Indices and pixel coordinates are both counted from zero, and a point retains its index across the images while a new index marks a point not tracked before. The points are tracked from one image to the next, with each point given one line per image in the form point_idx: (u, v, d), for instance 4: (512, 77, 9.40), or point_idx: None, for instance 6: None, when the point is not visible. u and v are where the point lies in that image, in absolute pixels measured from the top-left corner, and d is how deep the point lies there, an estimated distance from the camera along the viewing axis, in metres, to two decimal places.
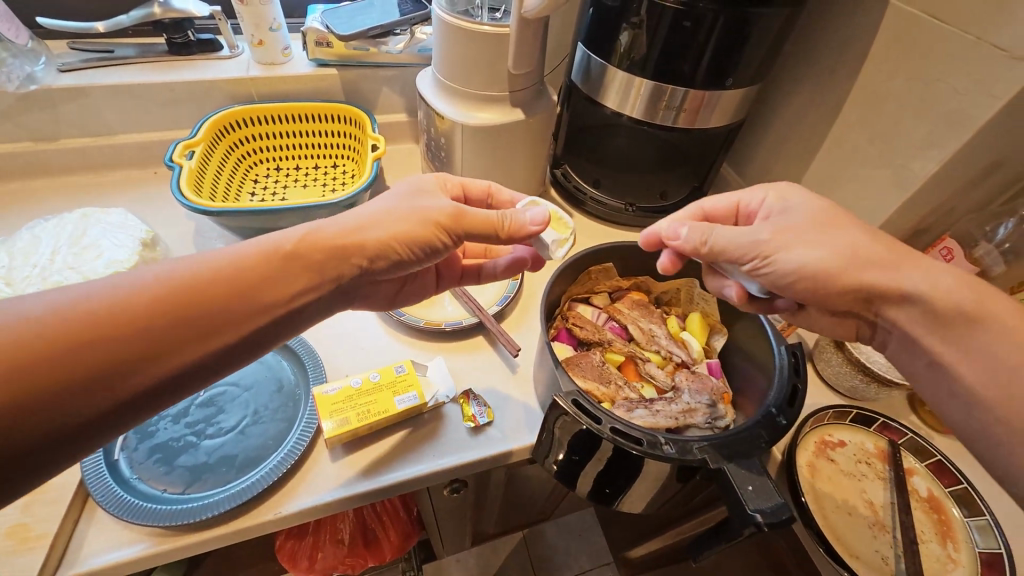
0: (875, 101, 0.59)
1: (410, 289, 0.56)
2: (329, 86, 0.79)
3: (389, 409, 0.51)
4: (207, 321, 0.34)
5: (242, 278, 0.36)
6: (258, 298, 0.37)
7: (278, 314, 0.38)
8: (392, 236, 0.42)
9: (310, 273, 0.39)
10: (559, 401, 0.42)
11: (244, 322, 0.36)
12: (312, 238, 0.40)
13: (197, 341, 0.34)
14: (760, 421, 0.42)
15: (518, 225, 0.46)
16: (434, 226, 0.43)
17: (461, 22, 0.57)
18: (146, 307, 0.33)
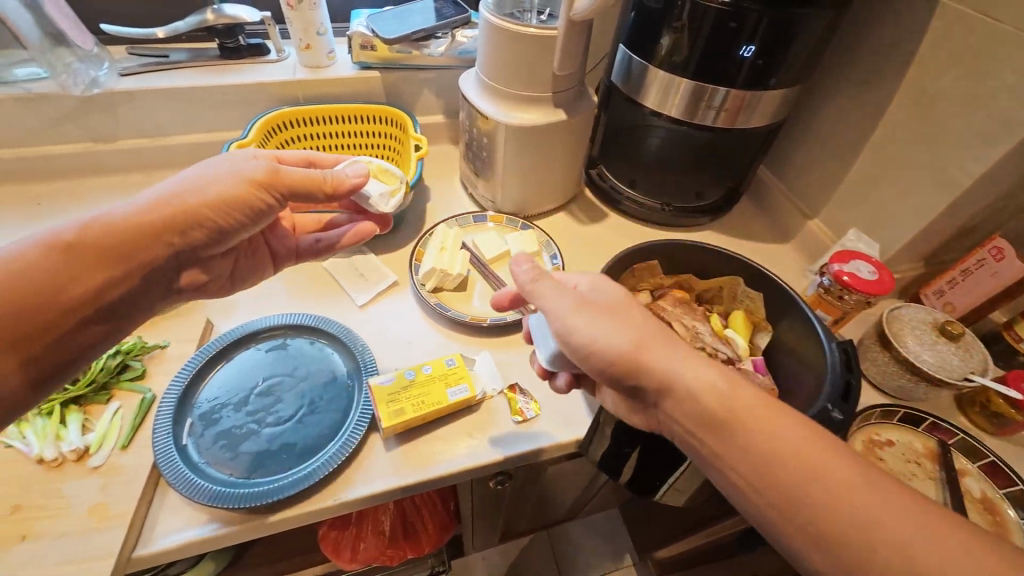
0: (923, 101, 0.58)
1: (244, 268, 0.55)
2: (371, 88, 0.81)
3: (442, 401, 0.52)
4: (59, 306, 0.38)
5: (39, 273, 0.38)
6: (62, 294, 0.39)
7: (86, 307, 0.40)
8: (201, 207, 0.44)
9: (105, 262, 0.40)
10: (615, 393, 0.43)
11: (73, 305, 0.39)
12: (117, 221, 0.41)
13: (61, 317, 0.39)
14: (816, 416, 0.42)
15: (340, 182, 0.50)
16: (250, 184, 0.46)
17: (508, 25, 0.59)
18: (6, 298, 0.36)
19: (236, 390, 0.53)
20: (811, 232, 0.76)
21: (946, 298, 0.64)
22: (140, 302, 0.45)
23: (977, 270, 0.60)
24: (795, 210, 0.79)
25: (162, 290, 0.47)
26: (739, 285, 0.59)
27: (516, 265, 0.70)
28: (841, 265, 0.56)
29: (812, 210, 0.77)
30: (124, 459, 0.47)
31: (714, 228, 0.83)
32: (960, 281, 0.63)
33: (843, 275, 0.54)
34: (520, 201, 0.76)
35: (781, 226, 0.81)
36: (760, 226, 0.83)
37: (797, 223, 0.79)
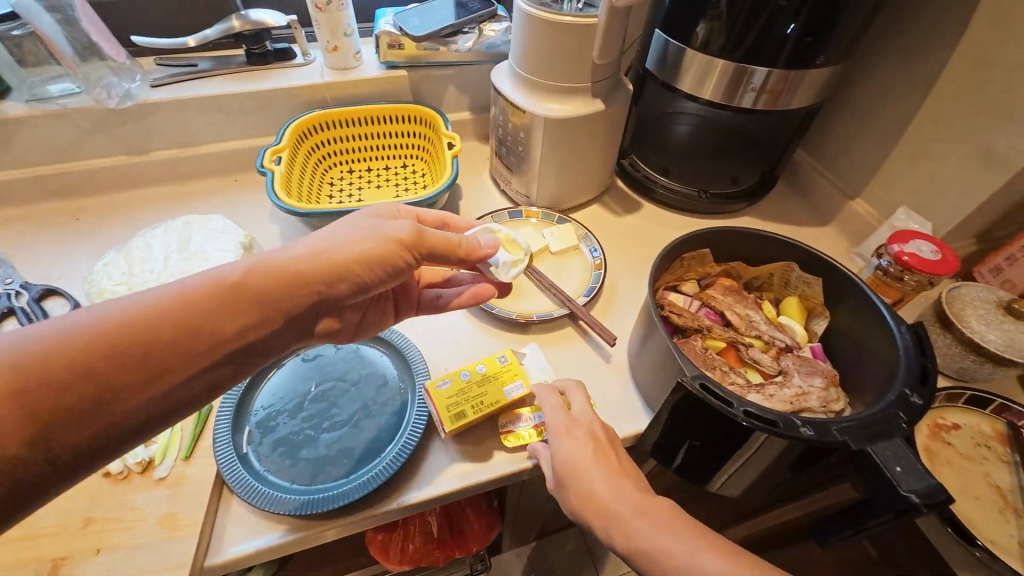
0: (978, 72, 0.56)
1: (362, 327, 0.52)
2: (398, 88, 0.80)
3: (499, 399, 0.51)
4: (176, 355, 0.32)
5: (187, 313, 0.32)
6: (205, 334, 0.33)
7: (224, 353, 0.34)
8: (347, 256, 0.38)
9: (255, 306, 0.35)
10: (687, 384, 0.42)
11: (199, 353, 0.33)
12: (265, 264, 0.36)
13: (184, 361, 0.32)
14: (897, 402, 0.41)
15: (474, 249, 0.46)
16: (396, 245, 0.40)
17: (545, 15, 0.58)
18: (134, 333, 0.31)
19: (290, 396, 0.53)
20: (855, 213, 0.74)
21: (1004, 276, 0.62)
22: (269, 357, 0.38)
23: None
24: (836, 192, 0.77)
25: (291, 343, 0.40)
26: (792, 271, 0.57)
27: (556, 259, 0.70)
28: (901, 245, 0.54)
29: (854, 190, 0.75)
30: (188, 469, 0.47)
31: (751, 214, 0.82)
32: (1020, 258, 0.61)
33: (904, 256, 0.53)
34: (555, 195, 0.74)
35: (821, 208, 0.80)
36: (799, 210, 0.81)
37: (838, 205, 0.77)
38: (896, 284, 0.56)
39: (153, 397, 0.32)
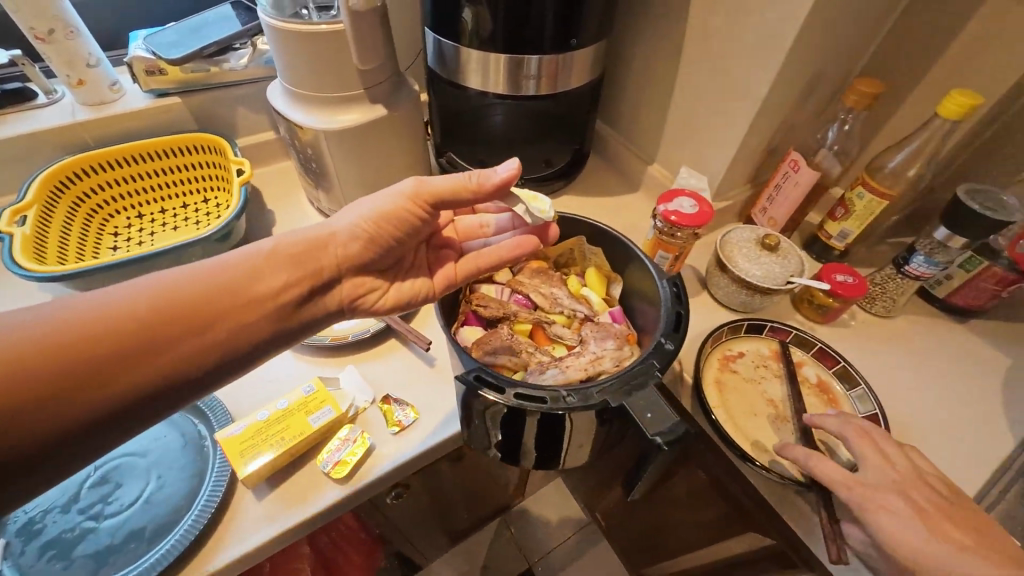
0: (705, 39, 0.63)
1: (407, 289, 0.52)
2: (175, 116, 0.73)
3: (305, 432, 0.49)
4: (201, 318, 0.37)
5: (216, 279, 0.39)
6: (240, 294, 0.39)
7: (261, 312, 0.40)
8: (363, 219, 0.46)
9: (290, 267, 0.42)
10: (461, 380, 0.43)
11: (225, 316, 0.38)
12: (285, 241, 0.43)
13: (217, 320, 0.37)
14: (651, 353, 0.45)
15: (487, 177, 0.46)
16: (408, 202, 0.47)
17: (292, 27, 0.55)
18: (170, 297, 0.36)
19: (61, 489, 0.47)
20: (653, 177, 0.81)
21: (769, 215, 0.71)
22: (311, 322, 0.44)
23: (785, 183, 0.67)
24: (636, 159, 0.83)
25: (328, 312, 0.46)
26: (582, 244, 0.61)
27: None
28: (667, 205, 0.59)
29: (649, 156, 0.81)
30: None
31: (571, 191, 0.86)
32: (775, 196, 0.70)
33: (671, 215, 0.57)
34: None
35: (629, 177, 0.86)
36: (612, 179, 0.87)
37: (640, 171, 0.83)
38: (671, 241, 0.60)
39: (183, 357, 0.36)
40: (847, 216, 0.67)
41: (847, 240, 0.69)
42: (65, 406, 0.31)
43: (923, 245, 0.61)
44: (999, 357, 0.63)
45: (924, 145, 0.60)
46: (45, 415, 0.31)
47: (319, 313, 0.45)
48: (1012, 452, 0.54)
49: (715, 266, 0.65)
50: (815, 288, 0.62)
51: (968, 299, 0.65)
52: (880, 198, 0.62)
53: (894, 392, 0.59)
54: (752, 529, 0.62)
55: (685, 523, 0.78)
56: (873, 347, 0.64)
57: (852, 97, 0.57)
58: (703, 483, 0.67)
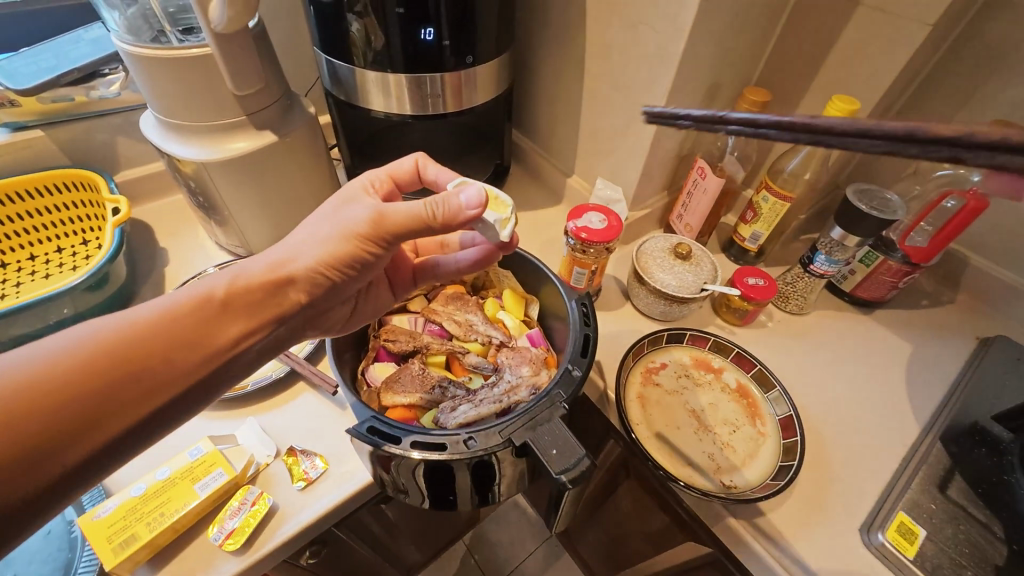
0: (605, 52, 0.63)
1: (365, 309, 0.53)
2: (40, 152, 0.65)
3: (189, 503, 0.44)
4: (160, 378, 0.35)
5: (165, 330, 0.36)
6: (190, 349, 0.37)
7: (211, 367, 0.38)
8: (324, 258, 0.42)
9: (248, 313, 0.40)
10: (353, 434, 0.40)
11: (184, 372, 0.36)
12: (241, 278, 0.40)
13: (166, 380, 0.36)
14: (559, 382, 0.43)
15: (455, 211, 0.43)
16: (359, 241, 0.42)
17: (152, 52, 0.50)
18: (115, 356, 0.34)
19: None
20: (573, 188, 0.80)
21: (685, 221, 0.72)
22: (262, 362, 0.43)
23: (695, 191, 0.68)
24: (556, 171, 0.82)
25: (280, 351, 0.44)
26: (496, 266, 0.59)
27: None
28: (577, 221, 0.58)
29: (568, 168, 0.80)
30: None
31: None
32: (688, 203, 0.70)
33: (581, 232, 0.57)
34: (271, 236, 0.68)
35: (552, 189, 0.85)
36: (535, 192, 0.86)
37: (561, 182, 0.82)
38: (584, 257, 0.60)
39: (138, 415, 0.35)
40: (755, 219, 0.68)
41: (759, 242, 0.70)
42: (20, 484, 0.30)
43: (823, 244, 0.64)
44: (902, 344, 0.66)
45: (816, 149, 0.62)
46: (6, 493, 0.30)
47: (279, 343, 0.44)
48: (915, 439, 0.56)
49: (634, 278, 0.65)
50: (729, 293, 0.63)
51: (871, 292, 0.68)
52: (782, 201, 0.64)
53: (808, 390, 0.61)
54: (688, 540, 0.62)
55: (629, 535, 0.77)
56: (788, 346, 0.66)
57: (744, 106, 0.59)
58: (641, 496, 0.66)
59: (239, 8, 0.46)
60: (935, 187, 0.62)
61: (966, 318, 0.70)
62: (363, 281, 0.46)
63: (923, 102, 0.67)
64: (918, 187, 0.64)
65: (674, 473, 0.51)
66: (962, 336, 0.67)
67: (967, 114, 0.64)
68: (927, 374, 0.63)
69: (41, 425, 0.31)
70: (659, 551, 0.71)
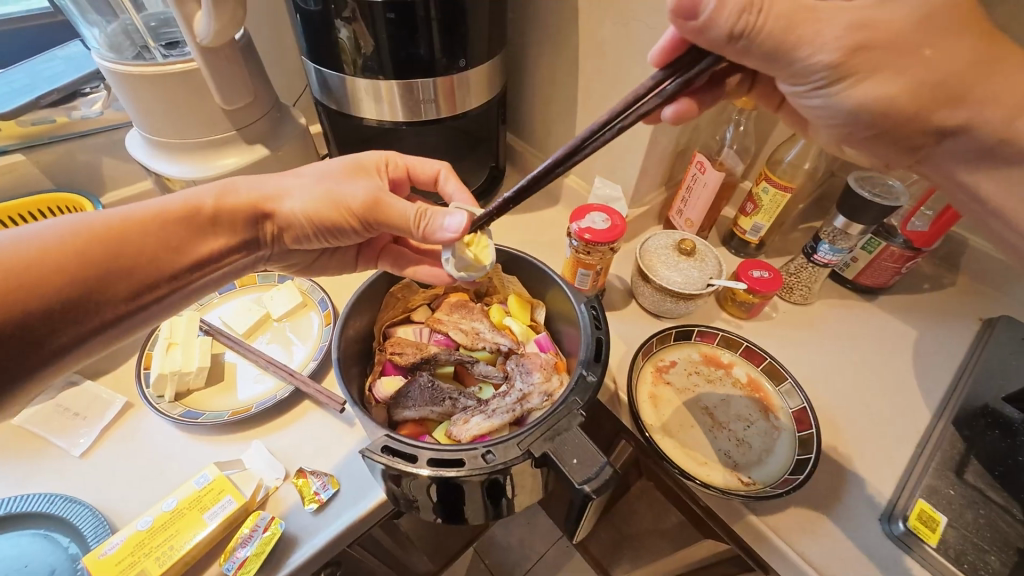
0: (599, 51, 0.63)
1: (334, 260, 0.57)
2: (21, 176, 0.63)
3: (198, 533, 0.43)
4: (142, 279, 0.38)
5: (155, 238, 0.38)
6: (172, 259, 0.39)
7: (183, 277, 0.41)
8: (305, 211, 0.45)
9: (230, 231, 0.43)
10: (368, 455, 0.38)
11: (162, 275, 0.39)
12: (227, 199, 0.43)
13: (148, 281, 0.38)
14: (574, 389, 0.42)
15: (434, 228, 0.44)
16: (347, 211, 0.45)
17: (137, 69, 0.48)
18: (111, 250, 0.36)
19: None
20: (571, 188, 0.79)
21: (685, 216, 0.71)
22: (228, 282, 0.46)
23: (695, 185, 0.67)
24: None
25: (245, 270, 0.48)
26: (499, 272, 0.58)
27: (282, 325, 0.62)
28: (579, 222, 0.57)
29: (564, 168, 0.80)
30: None
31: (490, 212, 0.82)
32: (688, 198, 0.70)
33: (584, 233, 0.56)
34: None
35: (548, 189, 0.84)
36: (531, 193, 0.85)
37: (558, 183, 0.81)
38: (588, 258, 0.59)
39: (118, 310, 0.37)
40: (756, 211, 0.68)
41: (759, 234, 0.70)
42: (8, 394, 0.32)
43: (826, 233, 0.64)
44: (907, 329, 0.67)
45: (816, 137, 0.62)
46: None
47: (247, 265, 0.47)
48: (928, 425, 0.56)
49: (638, 277, 0.65)
50: (734, 287, 0.62)
51: (874, 278, 0.68)
52: (782, 191, 0.64)
53: (818, 381, 0.61)
54: (706, 539, 0.61)
55: (644, 535, 0.77)
56: (795, 337, 0.65)
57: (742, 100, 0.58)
58: (657, 497, 0.66)
59: (225, 20, 0.44)
60: None
61: (969, 301, 0.70)
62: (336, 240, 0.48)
63: None
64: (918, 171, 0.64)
65: (691, 473, 0.51)
66: (965, 318, 0.68)
67: None
68: (934, 358, 0.63)
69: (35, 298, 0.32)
70: (675, 550, 0.70)
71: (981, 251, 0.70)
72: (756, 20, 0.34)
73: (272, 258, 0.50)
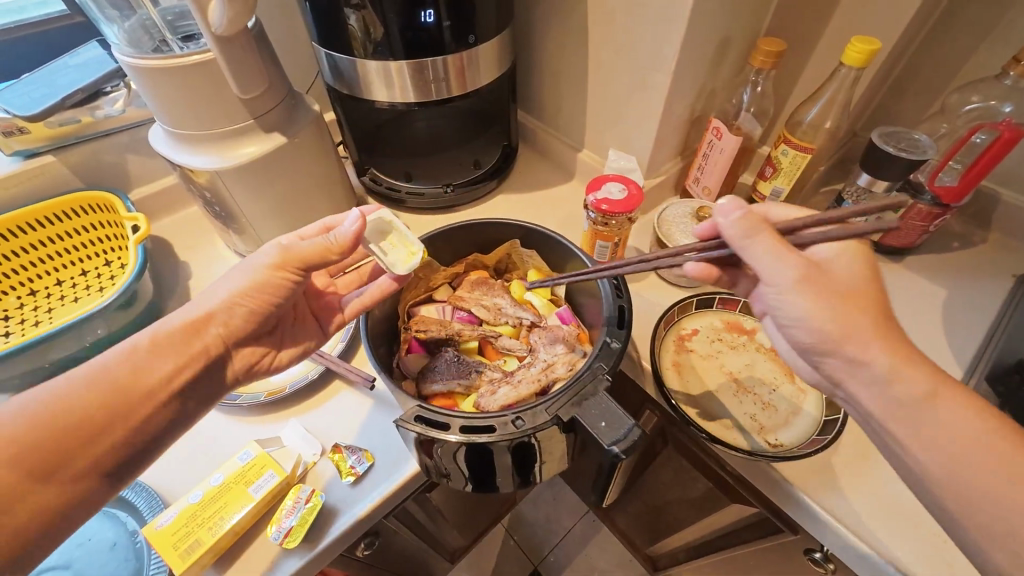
0: (608, 18, 0.62)
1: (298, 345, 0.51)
2: (53, 177, 0.65)
3: (245, 504, 0.45)
4: (99, 420, 0.36)
5: (101, 383, 0.37)
6: (126, 392, 0.37)
7: (148, 406, 0.38)
8: (239, 297, 0.42)
9: (175, 349, 0.40)
10: (401, 423, 0.40)
11: (124, 413, 0.37)
12: (162, 329, 0.40)
13: (105, 419, 0.36)
14: (599, 355, 0.43)
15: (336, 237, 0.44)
16: (275, 272, 0.43)
17: (157, 61, 0.49)
18: (61, 408, 0.35)
19: None
20: (585, 163, 0.79)
21: (703, 184, 0.70)
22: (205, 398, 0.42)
23: (711, 151, 0.66)
24: (566, 147, 0.81)
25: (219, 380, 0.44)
26: (518, 247, 0.58)
27: None
28: (596, 194, 0.57)
29: (579, 143, 0.79)
30: None
31: (505, 190, 0.82)
32: (705, 165, 0.69)
33: (602, 204, 0.56)
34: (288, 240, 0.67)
35: (563, 165, 0.83)
36: (545, 170, 0.85)
37: (571, 158, 0.81)
38: (606, 229, 0.59)
39: (110, 465, 0.37)
40: (776, 174, 0.66)
41: (779, 199, 0.69)
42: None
43: (850, 193, 0.62)
44: (936, 288, 0.65)
45: (836, 95, 0.60)
46: None
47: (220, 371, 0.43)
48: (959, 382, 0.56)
49: (657, 247, 0.64)
50: None
51: (901, 239, 0.67)
52: (803, 152, 0.62)
53: None
54: (733, 504, 0.62)
55: (670, 505, 0.78)
56: None
57: (758, 59, 0.58)
58: (681, 465, 0.66)
59: (239, 7, 0.44)
60: (963, 123, 0.61)
61: (998, 256, 0.68)
62: (282, 310, 0.46)
63: (942, 35, 0.65)
64: (945, 125, 0.63)
65: (718, 437, 0.51)
66: (999, 276, 0.66)
67: (992, 42, 0.62)
68: (965, 316, 0.62)
69: (13, 483, 0.33)
70: (702, 516, 0.71)
71: (1013, 205, 0.68)
72: (761, 234, 0.37)
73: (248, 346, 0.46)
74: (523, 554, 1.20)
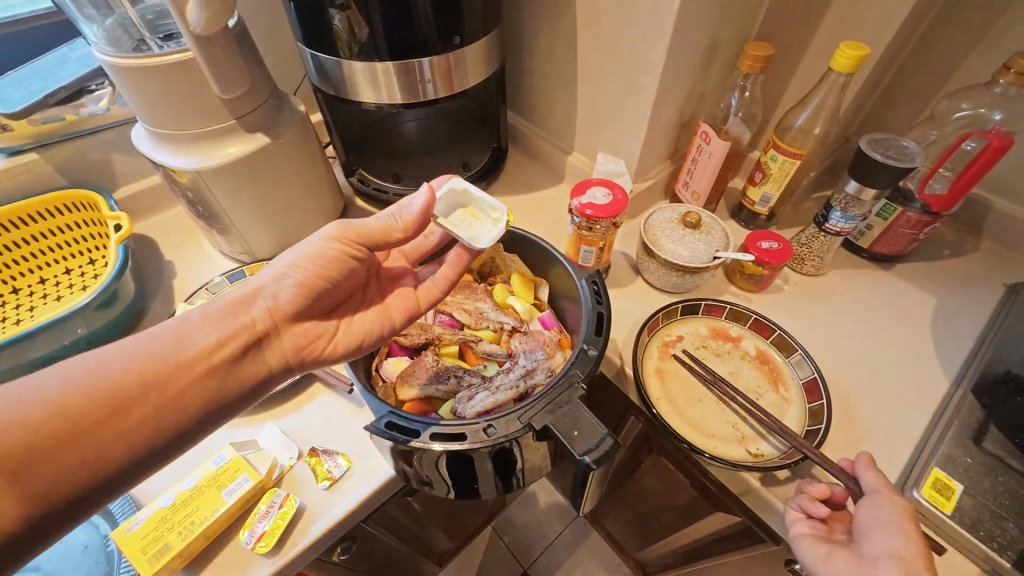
0: (596, 21, 0.61)
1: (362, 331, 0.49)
2: (38, 175, 0.65)
3: (217, 508, 0.44)
4: (160, 371, 0.37)
5: (164, 338, 0.38)
6: (185, 349, 0.38)
7: (205, 363, 0.39)
8: (296, 269, 0.44)
9: (234, 314, 0.41)
10: (372, 430, 0.39)
11: (183, 368, 0.37)
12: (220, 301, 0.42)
13: (166, 370, 0.37)
14: (575, 362, 0.43)
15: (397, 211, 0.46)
16: (337, 246, 0.45)
17: (136, 60, 0.49)
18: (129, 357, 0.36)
19: None
20: (575, 166, 0.78)
21: (692, 189, 0.70)
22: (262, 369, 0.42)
23: (700, 156, 0.66)
24: (557, 150, 0.80)
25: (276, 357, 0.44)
26: (501, 252, 0.58)
27: None
28: (580, 198, 0.57)
29: (569, 145, 0.79)
30: None
31: (494, 193, 0.81)
32: (694, 169, 0.68)
33: (586, 208, 0.55)
34: (274, 240, 0.67)
35: (553, 168, 0.83)
36: (535, 173, 0.84)
37: (561, 160, 0.80)
38: (591, 234, 0.59)
39: (145, 436, 0.36)
40: (765, 180, 0.66)
41: (769, 204, 0.68)
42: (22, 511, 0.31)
43: (838, 200, 0.61)
44: (926, 297, 0.65)
45: (825, 101, 0.59)
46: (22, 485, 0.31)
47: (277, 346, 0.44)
48: (945, 392, 0.55)
49: (643, 252, 0.64)
50: (742, 260, 0.61)
51: (890, 246, 0.66)
52: (792, 158, 0.61)
53: (831, 351, 0.60)
54: (716, 512, 0.61)
55: (656, 512, 0.77)
56: (807, 310, 0.64)
57: (746, 64, 0.57)
58: (666, 472, 0.66)
59: (216, 7, 0.44)
60: (955, 130, 0.60)
61: (989, 265, 0.68)
62: (343, 289, 0.47)
63: (934, 42, 0.65)
64: (934, 132, 0.62)
65: (699, 446, 0.50)
66: (989, 284, 0.66)
67: (985, 49, 0.61)
68: (954, 325, 0.62)
69: (74, 424, 0.33)
70: (687, 523, 0.71)
71: (1005, 214, 0.67)
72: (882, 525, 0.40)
73: (302, 325, 0.45)
74: (511, 556, 1.20)
